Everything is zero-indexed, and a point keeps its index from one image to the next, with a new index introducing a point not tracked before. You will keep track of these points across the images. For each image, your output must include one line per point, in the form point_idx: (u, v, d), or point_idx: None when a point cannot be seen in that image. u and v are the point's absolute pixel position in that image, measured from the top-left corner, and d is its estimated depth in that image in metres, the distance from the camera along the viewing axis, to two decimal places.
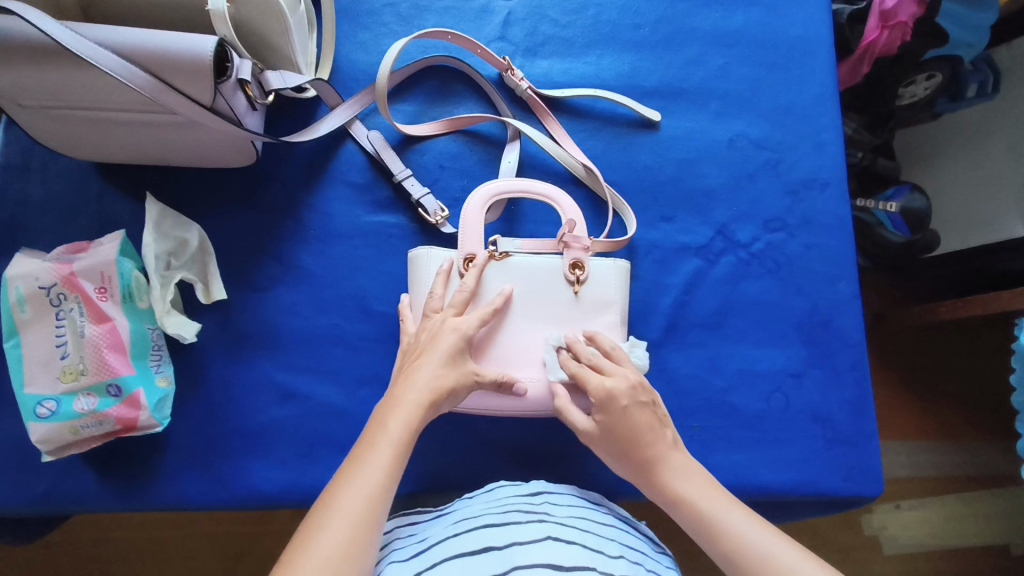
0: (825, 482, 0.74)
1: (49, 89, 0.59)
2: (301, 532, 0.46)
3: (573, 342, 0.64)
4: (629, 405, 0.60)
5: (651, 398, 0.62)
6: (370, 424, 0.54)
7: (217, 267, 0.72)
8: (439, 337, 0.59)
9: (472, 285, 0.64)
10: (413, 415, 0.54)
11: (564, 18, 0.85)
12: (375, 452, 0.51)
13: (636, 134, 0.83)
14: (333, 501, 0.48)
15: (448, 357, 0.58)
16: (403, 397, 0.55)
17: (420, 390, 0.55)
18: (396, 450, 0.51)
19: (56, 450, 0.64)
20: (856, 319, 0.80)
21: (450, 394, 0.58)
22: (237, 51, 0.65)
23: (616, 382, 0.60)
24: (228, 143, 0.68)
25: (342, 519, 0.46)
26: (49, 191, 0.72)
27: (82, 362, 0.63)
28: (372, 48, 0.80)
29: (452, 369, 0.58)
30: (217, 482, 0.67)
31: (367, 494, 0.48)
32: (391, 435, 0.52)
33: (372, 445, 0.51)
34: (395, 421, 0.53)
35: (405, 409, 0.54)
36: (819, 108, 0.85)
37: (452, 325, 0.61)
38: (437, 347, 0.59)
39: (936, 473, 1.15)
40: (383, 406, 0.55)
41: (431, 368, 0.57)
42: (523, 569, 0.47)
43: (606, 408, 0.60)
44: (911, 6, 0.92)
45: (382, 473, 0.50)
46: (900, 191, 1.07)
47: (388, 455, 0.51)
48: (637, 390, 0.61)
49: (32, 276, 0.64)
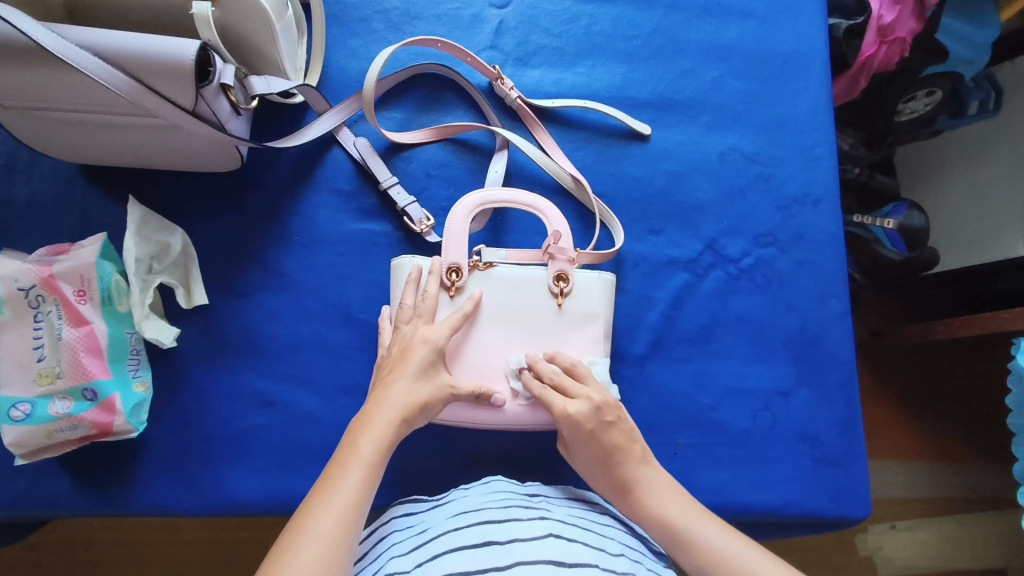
0: (811, 503, 0.73)
1: (31, 90, 0.59)
2: (269, 560, 0.43)
3: (533, 362, 0.64)
4: (594, 428, 0.60)
5: (618, 414, 0.62)
6: (342, 445, 0.52)
7: (199, 272, 0.71)
8: (410, 349, 0.59)
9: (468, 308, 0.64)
10: (383, 433, 0.53)
11: (557, 27, 0.84)
12: (347, 473, 0.49)
13: (626, 145, 0.82)
14: (304, 524, 0.45)
15: (421, 369, 0.58)
16: (376, 414, 0.54)
17: (392, 407, 0.55)
18: (367, 470, 0.50)
19: (30, 453, 0.63)
20: (846, 337, 0.79)
21: (423, 407, 0.57)
22: (221, 55, 0.65)
23: (578, 405, 0.60)
24: (213, 148, 0.68)
25: (315, 543, 0.44)
26: (34, 192, 0.72)
27: (58, 365, 0.63)
28: (363, 55, 0.80)
29: (425, 382, 0.58)
30: (193, 490, 0.66)
31: (339, 516, 0.46)
32: (362, 455, 0.51)
33: (342, 466, 0.50)
34: (366, 442, 0.52)
35: (377, 429, 0.53)
36: (812, 122, 0.85)
37: (423, 336, 0.60)
38: (410, 359, 0.59)
39: (931, 494, 1.13)
40: (357, 422, 0.54)
41: (403, 383, 0.57)
42: (527, 565, 0.47)
43: (575, 432, 0.60)
44: (909, 23, 0.92)
45: (353, 493, 0.48)
46: (898, 208, 1.06)
47: (359, 475, 0.49)
48: (599, 409, 0.60)
49: (9, 277, 0.63)
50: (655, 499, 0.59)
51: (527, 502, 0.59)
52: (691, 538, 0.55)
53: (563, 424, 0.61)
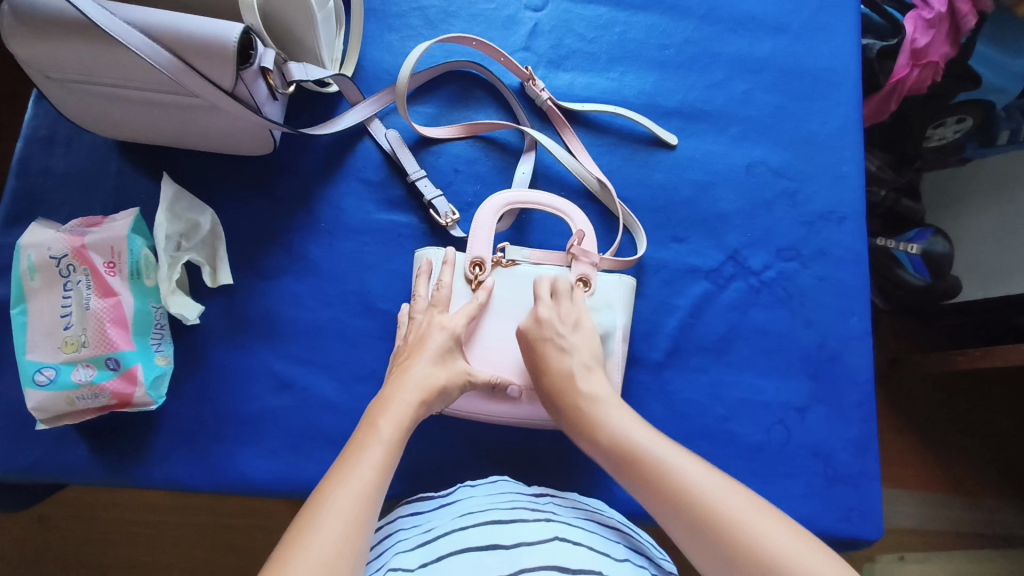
0: (822, 522, 0.72)
1: (77, 64, 0.60)
2: (289, 532, 0.44)
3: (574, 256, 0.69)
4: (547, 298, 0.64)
5: (571, 353, 0.62)
6: (360, 426, 0.53)
7: (226, 252, 0.72)
8: (428, 335, 0.60)
9: (484, 299, 0.65)
10: (405, 414, 0.54)
11: (590, 33, 0.85)
12: (367, 453, 0.50)
13: (652, 152, 0.82)
14: (325, 500, 0.45)
15: (438, 354, 0.59)
16: (396, 396, 0.55)
17: (412, 390, 0.56)
18: (387, 450, 0.51)
19: (51, 419, 0.64)
20: (866, 357, 0.78)
21: (442, 392, 0.58)
22: (263, 40, 0.66)
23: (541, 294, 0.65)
24: (248, 131, 0.69)
25: (335, 519, 0.44)
26: (71, 164, 0.73)
27: (84, 334, 0.64)
28: (397, 49, 0.82)
29: (444, 367, 0.59)
30: (206, 466, 0.67)
31: (360, 493, 0.46)
32: (382, 436, 0.51)
33: (362, 445, 0.50)
34: (386, 423, 0.53)
35: (396, 411, 0.54)
36: (841, 140, 0.85)
37: (440, 324, 0.62)
38: (427, 345, 0.60)
39: (942, 527, 1.11)
40: (376, 404, 0.55)
41: (423, 366, 0.58)
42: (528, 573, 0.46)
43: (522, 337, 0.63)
44: (942, 48, 0.93)
45: (372, 472, 0.48)
46: (923, 234, 1.05)
47: (380, 454, 0.50)
48: (545, 322, 0.63)
49: (45, 246, 0.65)
50: (623, 426, 0.57)
51: (533, 504, 0.59)
52: (672, 469, 0.52)
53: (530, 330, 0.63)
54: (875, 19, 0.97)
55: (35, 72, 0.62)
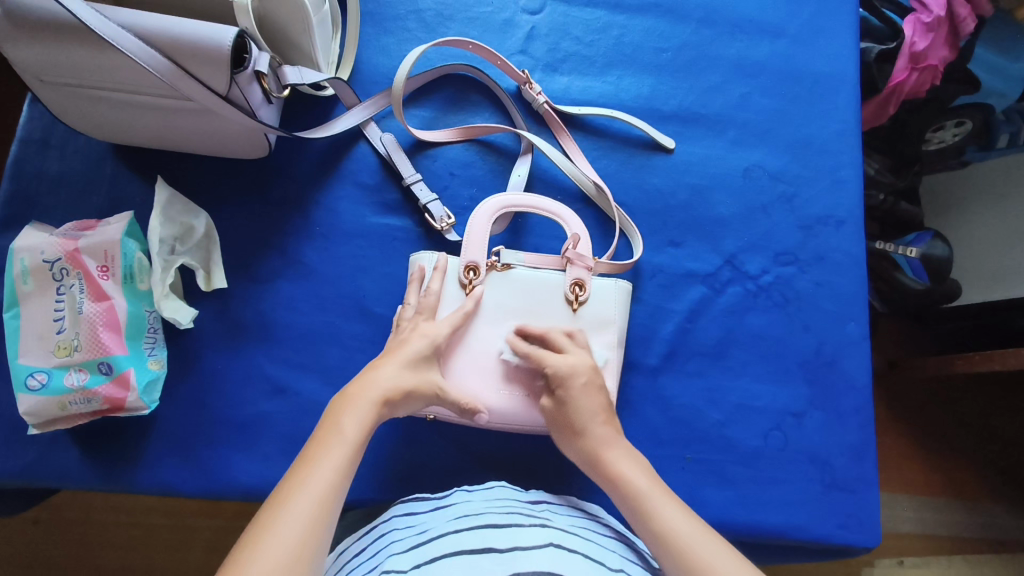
0: (819, 529, 0.72)
1: (71, 67, 0.60)
2: (247, 533, 0.44)
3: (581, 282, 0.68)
4: (590, 377, 0.60)
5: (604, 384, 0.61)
6: (323, 423, 0.52)
7: (221, 256, 0.72)
8: (407, 340, 0.60)
9: (472, 307, 0.65)
10: (368, 414, 0.53)
11: (588, 36, 0.85)
12: (329, 454, 0.49)
13: (649, 156, 0.82)
14: (283, 502, 0.45)
15: (412, 360, 0.59)
16: (359, 394, 0.54)
17: (376, 389, 0.55)
18: (349, 450, 0.50)
19: (43, 424, 0.64)
20: (864, 362, 0.78)
21: (407, 396, 0.57)
22: (257, 44, 0.66)
23: (570, 360, 0.61)
24: (243, 135, 0.69)
25: (294, 521, 0.44)
26: (65, 167, 0.73)
27: (77, 338, 0.63)
28: (393, 52, 0.81)
29: (413, 374, 0.58)
30: (200, 472, 0.67)
31: (320, 495, 0.46)
32: (345, 436, 0.51)
33: (325, 445, 0.50)
34: (350, 421, 0.52)
35: (360, 409, 0.53)
36: (840, 144, 0.84)
37: (421, 332, 0.61)
38: (402, 350, 0.59)
39: (941, 532, 1.10)
40: (340, 401, 0.54)
41: (392, 367, 0.57)
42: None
43: (559, 385, 0.60)
44: (941, 51, 0.93)
45: (333, 474, 0.48)
46: (921, 237, 1.05)
47: (342, 455, 0.50)
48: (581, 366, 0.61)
49: (38, 249, 0.65)
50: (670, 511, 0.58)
51: (529, 509, 0.58)
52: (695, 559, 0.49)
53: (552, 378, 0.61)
54: (874, 23, 0.96)
55: (29, 75, 0.62)
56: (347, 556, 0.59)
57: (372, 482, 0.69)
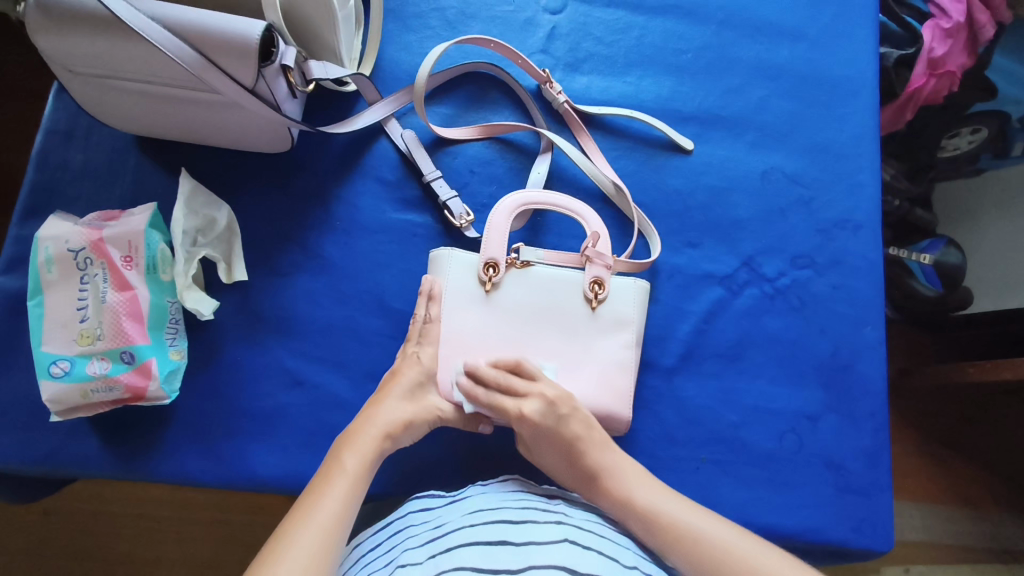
0: (833, 532, 0.71)
1: (100, 59, 0.60)
2: (254, 568, 0.46)
3: (602, 280, 0.68)
4: (551, 424, 0.61)
5: (573, 405, 0.62)
6: (326, 461, 0.55)
7: (241, 248, 0.73)
8: (401, 370, 0.64)
9: (432, 314, 0.66)
10: (368, 450, 0.57)
11: (609, 37, 0.85)
12: (333, 486, 0.52)
13: (668, 157, 0.82)
14: (287, 537, 0.48)
15: (409, 390, 0.63)
16: (360, 431, 0.58)
17: (376, 425, 0.59)
18: (351, 483, 0.53)
19: (65, 411, 0.64)
20: (880, 367, 0.78)
21: (406, 427, 0.61)
22: (284, 38, 0.66)
23: (532, 404, 0.61)
24: (267, 128, 0.70)
25: (299, 553, 0.47)
26: (89, 157, 0.74)
27: (99, 327, 0.64)
28: (416, 50, 0.82)
29: (411, 404, 0.62)
30: (218, 462, 0.67)
31: (322, 528, 0.49)
32: (346, 470, 0.54)
33: (327, 479, 0.53)
34: (351, 457, 0.55)
35: (361, 445, 0.57)
36: (858, 148, 0.84)
37: (414, 358, 0.65)
38: (399, 380, 0.63)
39: (951, 540, 1.10)
40: (343, 439, 0.58)
41: (390, 403, 0.61)
42: (539, 568, 0.46)
43: (533, 432, 0.62)
44: (960, 57, 0.93)
45: (336, 505, 0.51)
46: (935, 244, 1.05)
47: (344, 487, 0.53)
48: (556, 403, 0.62)
49: (63, 238, 0.66)
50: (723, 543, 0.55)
51: (545, 504, 0.58)
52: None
53: (521, 425, 0.62)
54: (893, 28, 0.95)
55: (59, 66, 0.62)
56: (361, 551, 0.58)
57: (387, 476, 0.69)
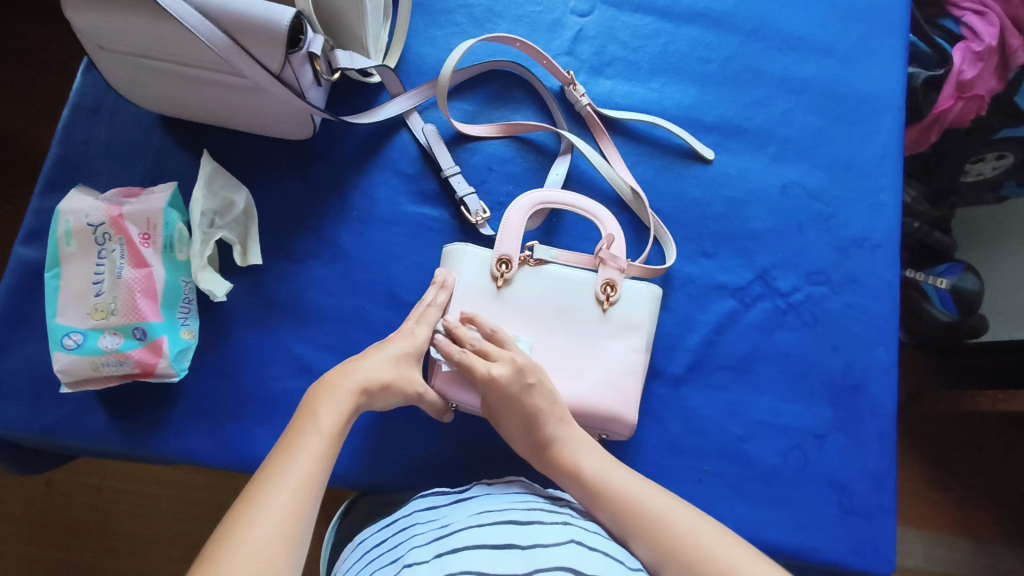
0: (834, 553, 0.71)
1: (130, 37, 0.61)
2: (224, 526, 0.44)
3: (613, 281, 0.68)
4: (516, 391, 0.60)
5: (540, 376, 0.61)
6: (302, 413, 0.55)
7: (258, 232, 0.73)
8: (393, 340, 0.64)
9: (442, 299, 0.66)
10: (343, 404, 0.56)
11: (634, 42, 0.85)
12: (307, 444, 0.51)
13: (687, 165, 0.82)
14: (260, 495, 0.46)
15: (394, 356, 0.62)
16: (337, 382, 0.57)
17: (355, 378, 0.58)
18: (325, 441, 0.52)
19: (75, 383, 0.65)
20: (890, 389, 0.77)
21: (386, 387, 0.60)
22: (313, 26, 0.66)
23: (500, 368, 0.60)
24: (290, 115, 0.70)
25: (272, 515, 0.45)
26: (113, 134, 0.75)
27: (114, 302, 0.64)
28: (441, 45, 0.82)
29: (394, 367, 0.61)
30: (222, 443, 0.68)
31: (298, 489, 0.48)
32: (321, 426, 0.53)
33: (301, 434, 0.52)
34: (325, 411, 0.55)
35: (337, 397, 0.56)
36: (880, 166, 0.83)
37: (408, 332, 0.64)
38: (390, 345, 0.63)
39: (952, 570, 1.08)
40: (317, 390, 0.57)
41: (373, 361, 0.60)
42: (544, 572, 0.46)
43: (495, 394, 0.60)
44: (989, 81, 0.92)
45: (310, 463, 0.50)
46: (953, 269, 1.04)
47: (319, 444, 0.52)
48: (525, 371, 0.60)
49: (83, 213, 0.66)
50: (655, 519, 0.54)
51: (551, 506, 0.58)
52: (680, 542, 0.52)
53: (486, 388, 0.60)
54: (922, 47, 0.95)
55: (89, 41, 0.63)
56: (366, 547, 0.59)
57: (390, 467, 0.69)
